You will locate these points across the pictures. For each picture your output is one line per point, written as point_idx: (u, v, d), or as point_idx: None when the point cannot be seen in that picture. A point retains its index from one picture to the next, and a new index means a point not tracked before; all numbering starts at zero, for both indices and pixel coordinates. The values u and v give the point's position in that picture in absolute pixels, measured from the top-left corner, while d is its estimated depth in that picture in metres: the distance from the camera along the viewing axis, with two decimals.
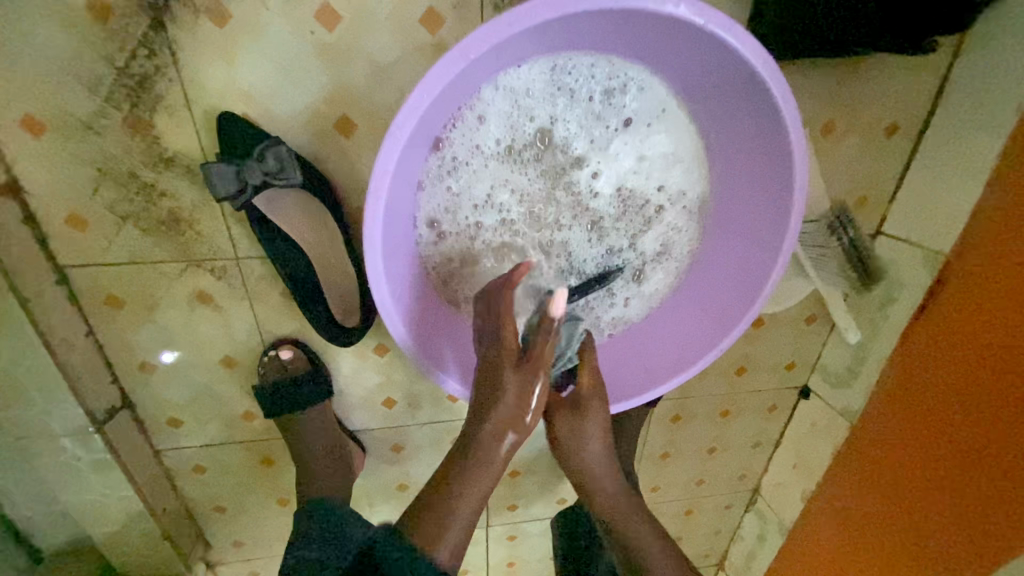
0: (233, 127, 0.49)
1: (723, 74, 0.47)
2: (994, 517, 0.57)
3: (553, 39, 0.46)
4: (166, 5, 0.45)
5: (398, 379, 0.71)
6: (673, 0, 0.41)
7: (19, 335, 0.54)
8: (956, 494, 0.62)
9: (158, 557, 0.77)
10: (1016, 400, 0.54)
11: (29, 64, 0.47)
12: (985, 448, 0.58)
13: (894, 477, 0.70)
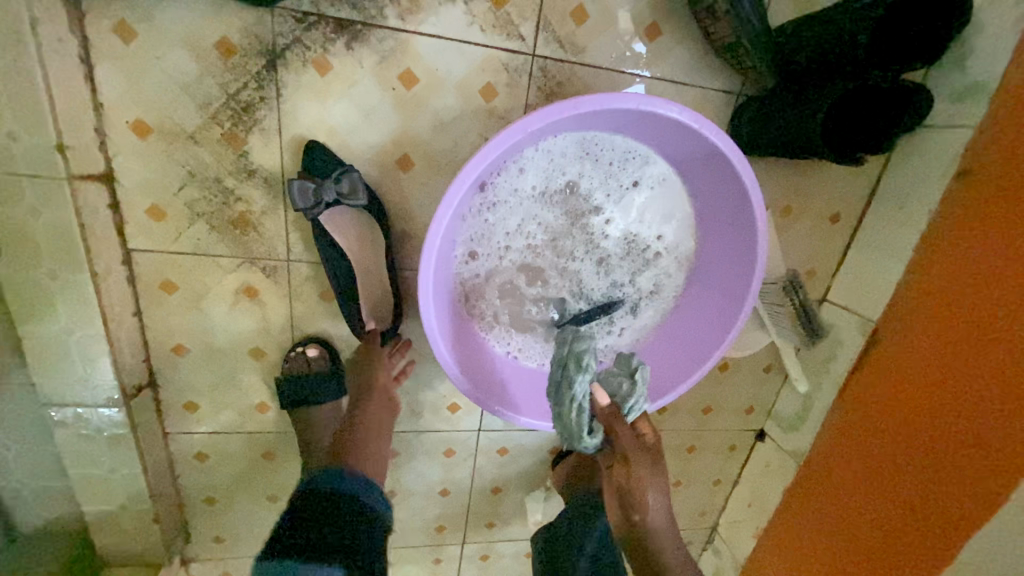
0: (316, 154, 0.60)
1: (710, 162, 0.61)
2: (910, 542, 0.68)
3: (585, 122, 0.59)
4: (281, 52, 0.56)
5: (408, 385, 0.80)
6: (678, 107, 0.55)
7: (82, 306, 0.60)
8: (882, 523, 0.73)
9: (141, 544, 0.79)
10: (933, 442, 0.67)
11: (153, 81, 0.56)
12: (907, 484, 0.70)
13: (835, 510, 0.81)
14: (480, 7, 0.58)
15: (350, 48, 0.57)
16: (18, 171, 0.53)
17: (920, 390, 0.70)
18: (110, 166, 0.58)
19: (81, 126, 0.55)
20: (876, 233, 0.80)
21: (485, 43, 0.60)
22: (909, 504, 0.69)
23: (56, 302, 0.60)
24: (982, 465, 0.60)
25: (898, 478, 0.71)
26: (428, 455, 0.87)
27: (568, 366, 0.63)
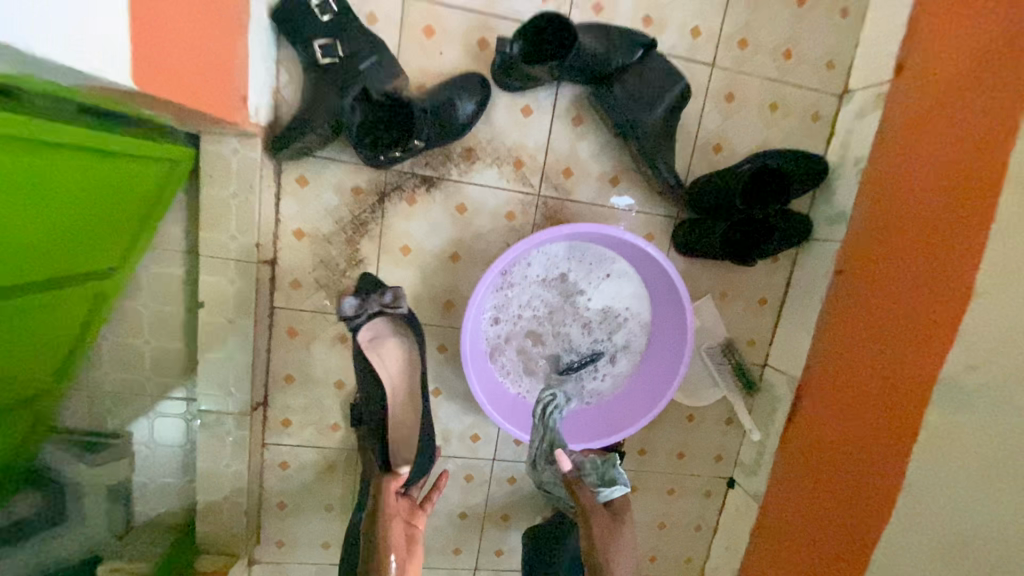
0: (365, 282, 0.93)
1: (651, 261, 0.93)
2: (843, 552, 0.87)
3: (567, 236, 0.93)
4: (388, 191, 0.94)
5: (442, 416, 1.07)
6: (622, 230, 0.88)
7: (242, 342, 0.93)
8: (823, 540, 0.91)
9: (230, 534, 1.02)
10: (847, 466, 0.89)
11: (312, 207, 0.94)
12: (835, 504, 0.90)
13: (793, 537, 0.99)
14: (507, 168, 0.96)
15: (428, 190, 0.95)
16: (229, 257, 0.90)
17: (835, 427, 0.93)
18: (275, 255, 0.95)
19: (268, 232, 0.92)
20: (793, 313, 1.07)
21: (510, 187, 0.97)
22: (839, 519, 0.89)
23: (226, 338, 0.93)
24: (876, 482, 0.82)
25: (830, 499, 0.92)
26: (453, 477, 1.10)
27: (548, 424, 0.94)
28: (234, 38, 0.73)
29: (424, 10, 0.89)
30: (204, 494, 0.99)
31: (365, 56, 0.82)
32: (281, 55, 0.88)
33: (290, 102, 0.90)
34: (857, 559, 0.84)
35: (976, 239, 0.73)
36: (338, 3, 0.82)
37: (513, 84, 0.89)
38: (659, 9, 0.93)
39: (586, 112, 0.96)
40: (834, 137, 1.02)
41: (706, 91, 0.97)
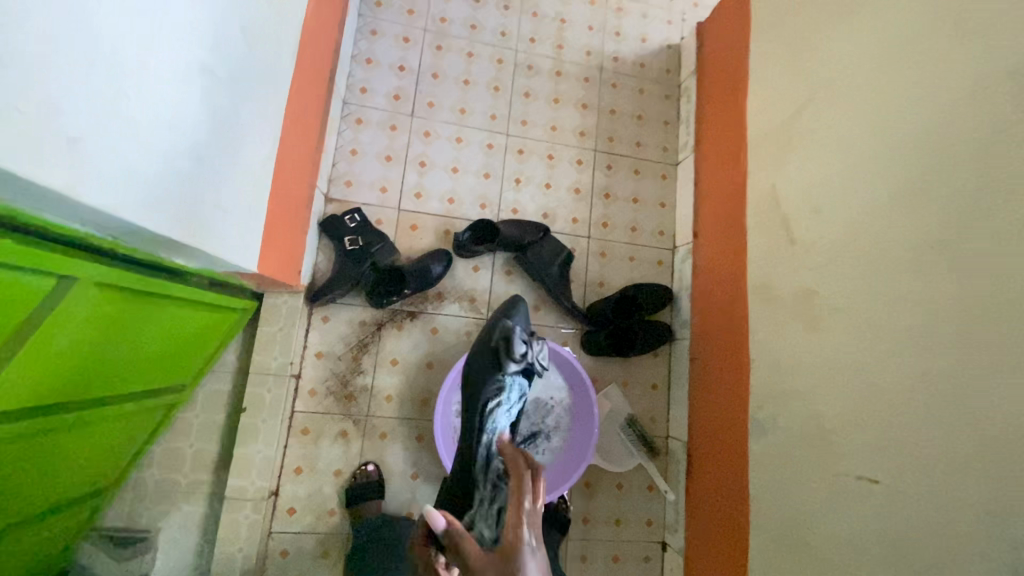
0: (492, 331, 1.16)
1: (562, 360, 1.38)
2: (736, 568, 1.13)
3: None
4: (383, 323, 1.40)
5: (419, 496, 1.34)
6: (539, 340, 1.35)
7: (269, 438, 1.26)
8: (725, 566, 1.17)
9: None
10: (722, 498, 1.22)
11: (330, 336, 1.37)
12: (724, 531, 1.19)
13: (708, 574, 1.23)
14: (464, 304, 1.46)
15: (411, 320, 1.42)
16: (269, 373, 1.29)
17: (710, 471, 1.28)
18: (300, 371, 1.34)
19: (297, 355, 1.33)
20: (675, 392, 1.48)
21: (466, 316, 1.45)
22: (729, 543, 1.17)
23: (257, 435, 1.26)
24: (739, 504, 1.15)
25: (721, 529, 1.21)
26: None
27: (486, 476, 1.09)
28: (299, 240, 1.27)
29: (410, 216, 1.48)
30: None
31: (376, 243, 1.36)
32: (320, 244, 1.42)
33: (323, 270, 1.41)
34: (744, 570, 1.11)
35: (746, 331, 1.22)
36: (361, 216, 1.39)
37: (466, 254, 1.43)
38: (551, 209, 1.57)
39: (513, 267, 1.51)
40: (673, 274, 1.60)
41: (587, 251, 1.56)
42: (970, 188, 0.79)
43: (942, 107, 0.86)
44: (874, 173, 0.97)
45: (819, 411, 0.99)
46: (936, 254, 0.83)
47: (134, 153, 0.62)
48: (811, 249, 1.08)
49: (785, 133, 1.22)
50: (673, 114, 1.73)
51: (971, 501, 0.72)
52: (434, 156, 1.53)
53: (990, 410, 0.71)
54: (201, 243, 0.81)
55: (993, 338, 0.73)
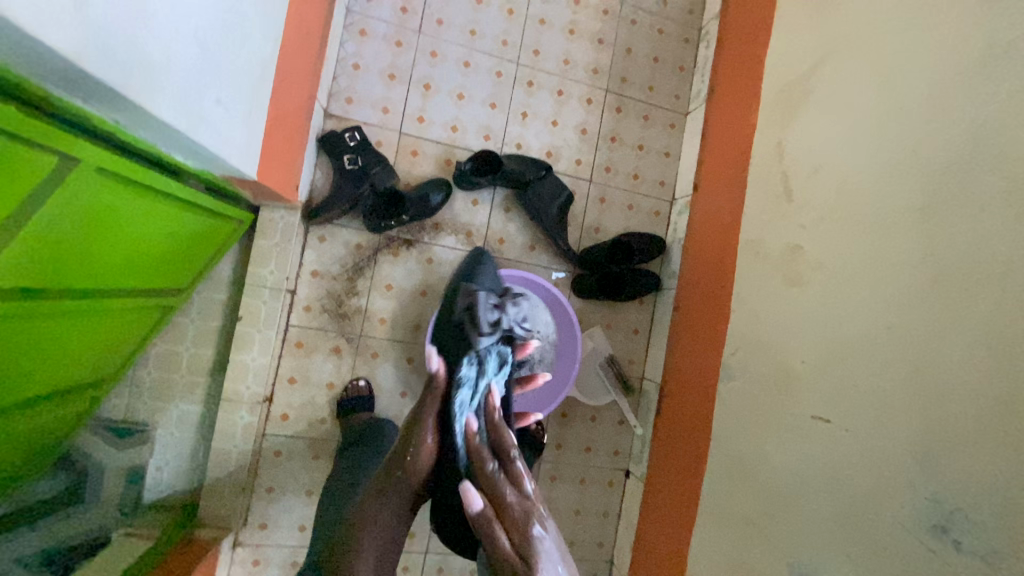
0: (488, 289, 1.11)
1: (550, 297, 1.44)
2: (691, 492, 1.26)
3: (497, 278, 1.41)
4: (380, 248, 1.41)
5: (406, 414, 1.42)
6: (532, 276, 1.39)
7: (264, 347, 1.31)
8: (681, 490, 1.30)
9: (230, 507, 1.30)
10: (687, 432, 1.33)
11: (325, 256, 1.38)
12: (685, 461, 1.31)
13: (664, 498, 1.37)
14: (461, 236, 1.47)
15: (408, 248, 1.43)
16: (265, 285, 1.31)
17: (678, 409, 1.39)
18: (296, 287, 1.36)
19: (292, 272, 1.35)
20: (656, 338, 1.55)
21: (461, 249, 1.47)
22: (688, 471, 1.29)
23: (252, 344, 1.30)
24: (701, 438, 1.26)
25: (682, 459, 1.33)
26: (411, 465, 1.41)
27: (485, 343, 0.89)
28: (297, 154, 1.24)
29: (412, 141, 1.45)
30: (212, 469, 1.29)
31: (376, 166, 1.33)
32: (318, 161, 1.39)
33: (321, 188, 1.39)
34: (697, 493, 1.23)
35: (731, 284, 1.28)
36: (361, 135, 1.36)
37: (466, 185, 1.42)
38: (555, 148, 1.55)
39: (511, 204, 1.51)
40: (668, 225, 1.61)
41: (587, 194, 1.56)
42: (965, 155, 0.82)
43: (957, 72, 0.86)
44: (879, 136, 0.98)
45: (786, 359, 1.07)
46: (920, 218, 0.87)
47: (144, 32, 0.60)
48: (804, 206, 1.11)
49: (799, 88, 1.20)
50: (690, 59, 1.67)
51: (905, 439, 0.81)
52: (440, 79, 1.47)
53: (938, 362, 0.79)
54: (201, 138, 0.80)
55: (957, 299, 0.79)
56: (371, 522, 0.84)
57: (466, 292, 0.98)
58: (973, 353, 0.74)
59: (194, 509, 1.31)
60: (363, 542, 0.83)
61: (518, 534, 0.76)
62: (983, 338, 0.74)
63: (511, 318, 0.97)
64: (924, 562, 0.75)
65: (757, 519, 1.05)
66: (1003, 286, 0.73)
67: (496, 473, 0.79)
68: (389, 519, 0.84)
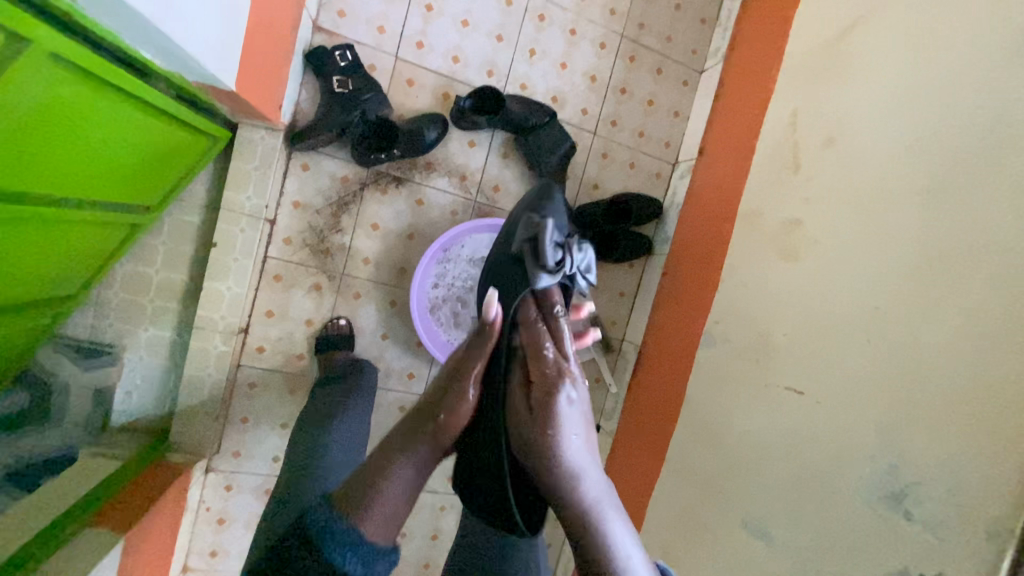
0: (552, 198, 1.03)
1: None
2: (658, 450, 1.31)
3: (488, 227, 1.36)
4: (367, 184, 1.34)
5: (385, 356, 1.41)
6: None
7: (241, 278, 1.26)
8: (648, 447, 1.36)
9: (202, 434, 1.28)
10: (660, 394, 1.37)
11: (308, 187, 1.30)
12: (656, 421, 1.36)
13: (631, 453, 1.42)
14: (455, 179, 1.40)
15: (397, 186, 1.36)
16: (242, 212, 1.24)
17: (656, 372, 1.41)
18: (276, 217, 1.29)
19: (271, 200, 1.27)
20: (641, 302, 1.55)
21: (454, 192, 1.40)
22: (658, 430, 1.34)
23: (228, 272, 1.25)
24: (673, 400, 1.30)
25: (652, 419, 1.37)
26: (388, 407, 1.42)
27: (543, 283, 0.89)
28: (282, 69, 1.13)
29: (409, 68, 1.33)
30: (185, 395, 1.27)
31: (368, 91, 1.23)
32: (304, 80, 1.27)
33: (306, 112, 1.28)
34: (663, 451, 1.29)
35: (723, 254, 1.27)
36: (353, 55, 1.24)
37: (464, 124, 1.33)
38: (562, 93, 1.45)
39: (510, 150, 1.43)
40: (667, 189, 1.57)
41: (589, 148, 1.50)
42: (982, 141, 0.80)
43: (994, 49, 0.82)
44: (898, 111, 0.95)
45: (768, 331, 1.08)
46: (926, 201, 0.86)
47: None
48: (810, 181, 1.09)
49: (825, 52, 1.14)
50: (713, 11, 1.56)
51: (875, 417, 0.85)
52: (444, 1, 1.34)
53: (919, 346, 0.81)
54: (172, 32, 0.70)
55: (949, 286, 0.79)
56: (395, 462, 0.73)
57: (529, 226, 0.94)
58: (954, 339, 0.77)
59: (165, 434, 1.29)
60: (387, 480, 0.71)
61: (547, 424, 0.78)
62: (969, 326, 0.75)
63: (575, 266, 0.93)
64: (872, 525, 0.81)
65: (719, 478, 1.10)
66: (995, 275, 0.74)
67: (540, 347, 0.85)
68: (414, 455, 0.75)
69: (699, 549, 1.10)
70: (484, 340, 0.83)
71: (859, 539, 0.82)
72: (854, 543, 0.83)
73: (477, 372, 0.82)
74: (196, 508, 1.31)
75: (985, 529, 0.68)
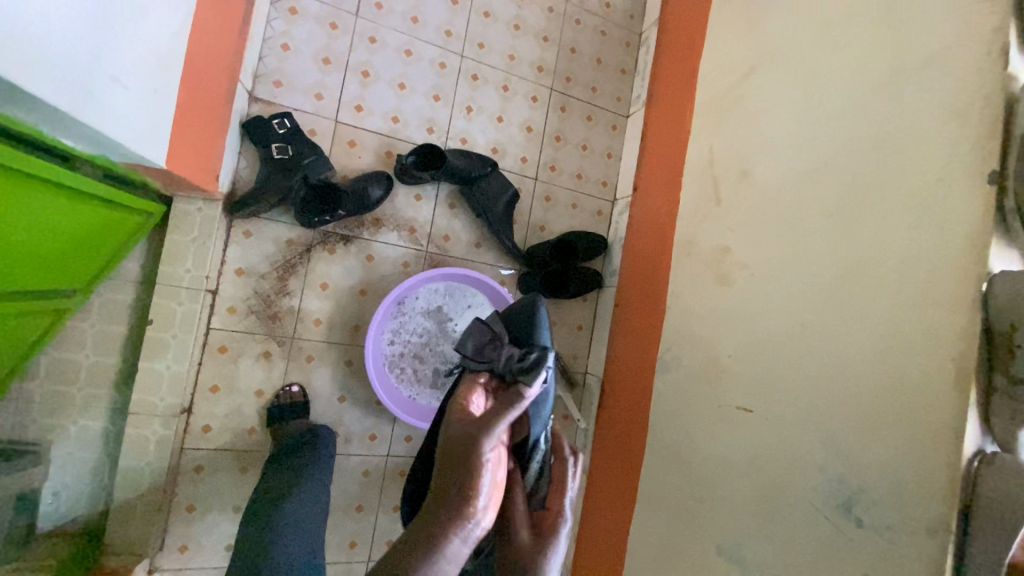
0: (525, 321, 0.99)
1: (495, 296, 1.42)
2: (629, 482, 1.31)
3: (438, 276, 1.37)
4: (314, 245, 1.33)
5: (344, 420, 1.35)
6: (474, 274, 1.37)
7: (182, 354, 1.19)
8: (620, 479, 1.35)
9: (142, 532, 1.16)
10: (625, 423, 1.39)
11: (252, 253, 1.27)
12: (624, 451, 1.36)
13: (603, 486, 1.41)
14: (403, 233, 1.42)
15: (345, 245, 1.36)
16: (181, 285, 1.19)
17: (619, 402, 1.43)
18: (218, 287, 1.24)
19: (212, 268, 1.23)
20: (598, 334, 1.58)
21: (404, 245, 1.42)
22: (628, 460, 1.33)
23: (167, 349, 1.19)
24: (638, 429, 1.32)
25: (620, 448, 1.38)
26: (350, 473, 1.35)
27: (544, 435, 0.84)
28: (217, 140, 1.13)
29: (350, 131, 1.37)
30: (121, 490, 1.16)
31: (308, 156, 1.24)
32: (242, 148, 1.28)
33: (245, 179, 1.28)
34: (634, 482, 1.29)
35: (666, 282, 1.34)
36: (292, 122, 1.26)
37: (408, 179, 1.37)
38: (501, 144, 1.53)
39: (456, 200, 1.48)
40: (610, 224, 1.65)
41: (533, 193, 1.57)
42: (867, 170, 0.92)
43: (865, 92, 0.95)
44: (797, 146, 1.07)
45: (715, 353, 1.14)
46: (830, 225, 0.96)
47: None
48: (732, 210, 1.18)
49: (729, 97, 1.28)
50: (631, 62, 1.71)
51: (818, 429, 0.90)
52: (380, 67, 1.40)
53: (844, 356, 0.88)
54: (92, 118, 0.70)
55: (860, 299, 0.88)
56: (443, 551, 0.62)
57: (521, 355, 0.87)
58: (872, 348, 0.84)
59: (100, 537, 1.17)
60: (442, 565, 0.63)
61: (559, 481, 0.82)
62: (881, 332, 0.83)
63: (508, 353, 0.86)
64: (831, 535, 0.84)
65: (689, 505, 1.11)
66: (897, 286, 0.83)
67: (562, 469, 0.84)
68: (439, 554, 0.60)
69: None
70: (502, 417, 0.72)
71: (823, 551, 0.85)
72: (819, 556, 0.85)
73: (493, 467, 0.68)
74: None
75: (927, 528, 0.73)
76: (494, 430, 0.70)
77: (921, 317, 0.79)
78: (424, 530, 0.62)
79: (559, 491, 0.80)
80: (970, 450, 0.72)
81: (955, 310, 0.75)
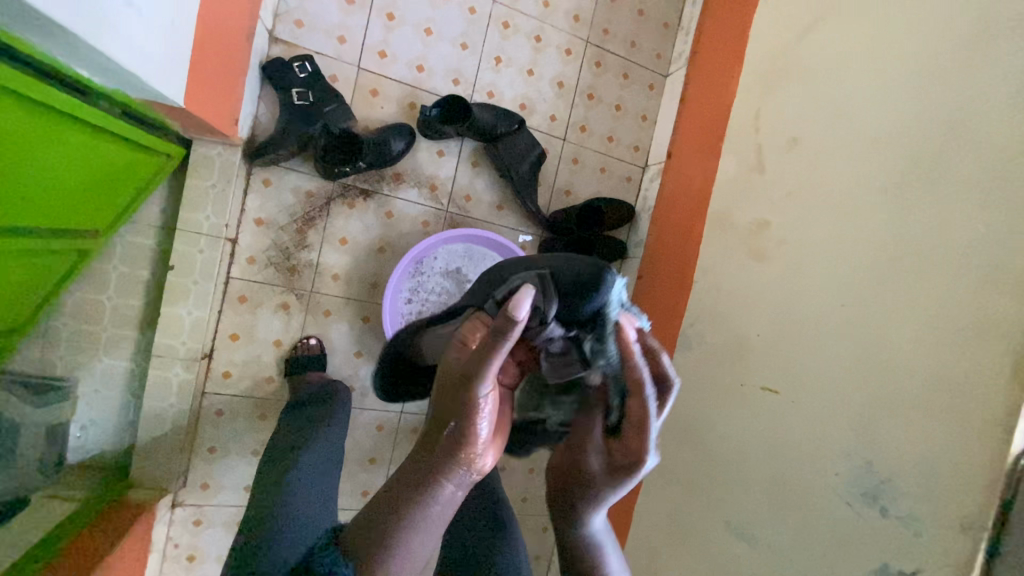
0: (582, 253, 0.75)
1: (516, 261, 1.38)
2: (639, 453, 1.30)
3: (460, 237, 1.34)
4: (333, 199, 1.30)
5: (359, 375, 1.36)
6: (496, 237, 1.33)
7: (203, 301, 1.20)
8: None
9: (166, 467, 1.22)
10: None
11: (271, 203, 1.25)
12: None
13: None
14: (424, 190, 1.37)
15: (365, 199, 1.32)
16: (201, 232, 1.19)
17: None
18: (237, 236, 1.23)
19: (230, 216, 1.21)
20: None
21: (424, 203, 1.38)
22: None
23: (188, 295, 1.19)
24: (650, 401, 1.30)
25: None
26: (364, 427, 1.37)
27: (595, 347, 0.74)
28: (236, 81, 1.09)
29: (373, 78, 1.30)
30: (146, 428, 1.20)
31: (329, 105, 1.20)
32: (261, 92, 1.23)
33: (265, 126, 1.24)
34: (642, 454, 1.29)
35: (695, 254, 1.28)
36: (313, 66, 1.20)
37: (432, 133, 1.30)
38: (529, 100, 1.45)
39: (480, 158, 1.42)
40: (639, 192, 1.57)
41: (560, 154, 1.49)
42: (935, 140, 0.83)
43: (946, 50, 0.84)
44: (858, 112, 0.97)
45: (742, 332, 1.09)
46: (886, 200, 0.88)
47: None
48: (775, 181, 1.10)
49: (784, 55, 1.16)
50: (675, 14, 1.58)
51: (847, 415, 0.86)
52: (405, 9, 1.31)
53: (889, 343, 0.82)
54: (106, 46, 0.65)
55: (912, 282, 0.81)
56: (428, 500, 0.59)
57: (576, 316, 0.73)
58: (917, 336, 0.79)
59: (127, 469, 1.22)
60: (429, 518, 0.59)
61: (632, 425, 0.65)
62: (932, 319, 0.77)
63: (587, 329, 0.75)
64: (850, 522, 0.82)
65: (700, 481, 1.11)
66: (956, 269, 0.76)
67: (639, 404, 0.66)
68: (430, 497, 0.60)
69: (683, 553, 1.10)
70: (496, 354, 0.59)
71: (840, 538, 0.83)
72: (834, 540, 0.84)
73: (487, 408, 0.61)
74: (163, 545, 1.24)
75: (958, 523, 0.70)
76: (487, 366, 0.59)
77: (980, 305, 0.73)
78: (417, 476, 0.61)
79: (640, 426, 0.65)
80: (1018, 446, 0.67)
81: (1022, 299, 0.68)
